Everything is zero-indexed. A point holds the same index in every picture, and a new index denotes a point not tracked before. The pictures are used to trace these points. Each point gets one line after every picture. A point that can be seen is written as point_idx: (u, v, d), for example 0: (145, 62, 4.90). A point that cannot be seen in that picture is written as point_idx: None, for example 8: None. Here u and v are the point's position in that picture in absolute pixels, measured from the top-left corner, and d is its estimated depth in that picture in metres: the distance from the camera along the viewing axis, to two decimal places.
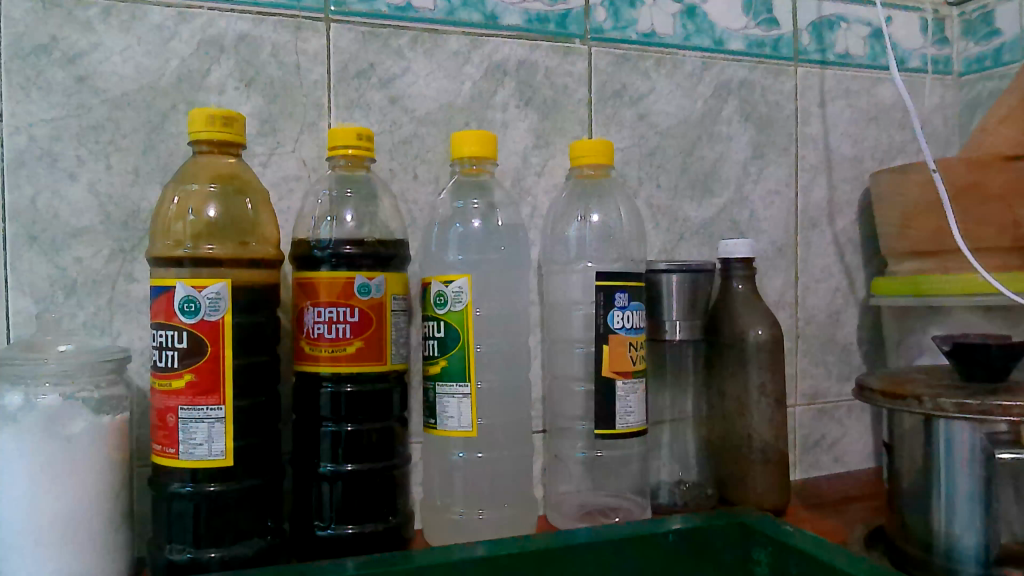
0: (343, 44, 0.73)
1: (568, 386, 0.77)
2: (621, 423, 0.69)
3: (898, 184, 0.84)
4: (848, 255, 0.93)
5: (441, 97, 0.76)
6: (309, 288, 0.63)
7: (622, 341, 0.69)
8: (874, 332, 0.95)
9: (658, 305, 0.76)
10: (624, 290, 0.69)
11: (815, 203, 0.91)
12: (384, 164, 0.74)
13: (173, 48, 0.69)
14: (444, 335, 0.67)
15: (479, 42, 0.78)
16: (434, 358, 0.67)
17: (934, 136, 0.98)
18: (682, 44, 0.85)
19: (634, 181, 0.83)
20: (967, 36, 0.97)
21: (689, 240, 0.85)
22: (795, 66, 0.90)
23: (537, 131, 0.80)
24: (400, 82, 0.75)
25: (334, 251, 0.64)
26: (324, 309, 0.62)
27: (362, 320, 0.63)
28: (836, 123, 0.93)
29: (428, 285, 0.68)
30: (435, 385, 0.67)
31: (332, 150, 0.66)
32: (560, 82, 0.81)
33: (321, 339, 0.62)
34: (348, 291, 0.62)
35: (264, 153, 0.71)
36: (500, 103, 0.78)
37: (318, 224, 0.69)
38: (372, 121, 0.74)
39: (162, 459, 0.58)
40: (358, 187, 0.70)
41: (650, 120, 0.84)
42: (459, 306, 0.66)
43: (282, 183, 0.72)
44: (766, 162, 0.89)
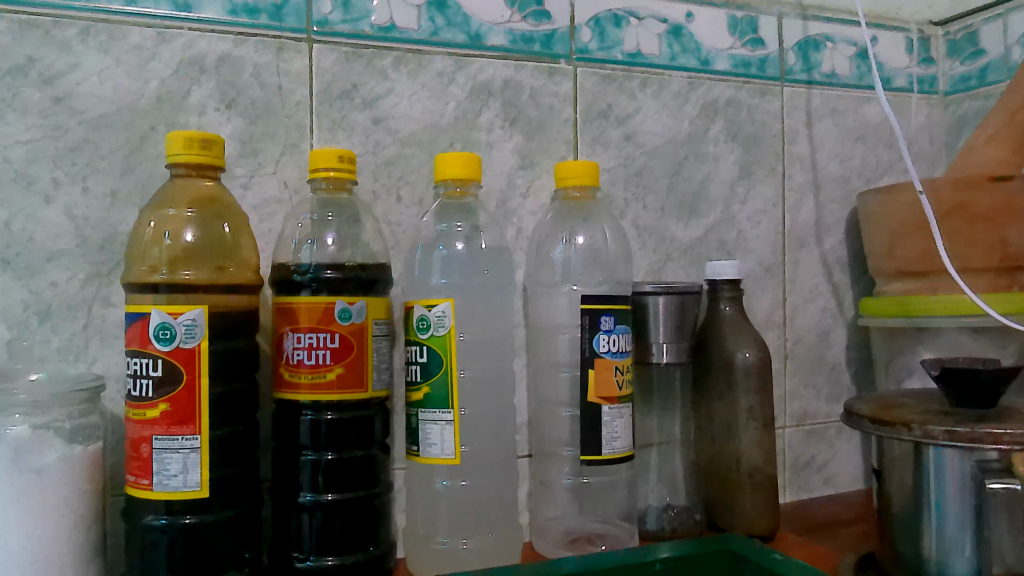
0: (326, 64, 0.73)
1: (554, 412, 0.75)
2: (607, 449, 0.68)
3: (886, 203, 0.83)
4: (836, 275, 0.92)
5: (426, 118, 0.76)
6: (290, 314, 0.63)
7: (608, 365, 0.69)
8: (864, 352, 0.94)
9: (645, 327, 0.75)
10: (610, 313, 0.69)
11: (802, 222, 0.91)
12: (367, 185, 0.73)
13: (153, 68, 0.68)
14: (427, 361, 0.66)
15: (463, 62, 0.77)
16: (417, 384, 0.66)
17: (921, 155, 0.97)
18: (669, 64, 0.85)
19: (620, 201, 0.82)
20: (952, 56, 0.97)
21: (676, 261, 0.84)
22: (781, 86, 0.90)
23: (522, 151, 0.79)
24: (383, 102, 0.74)
25: (314, 275, 0.64)
26: (304, 334, 0.62)
27: (342, 346, 0.62)
28: (823, 142, 0.92)
29: (411, 309, 0.67)
30: (418, 410, 0.66)
31: (314, 172, 0.66)
32: (546, 102, 0.80)
33: (301, 365, 0.62)
34: (328, 317, 0.62)
35: (245, 175, 0.70)
36: (485, 123, 0.78)
37: (298, 246, 0.68)
38: (355, 142, 0.73)
39: (136, 491, 0.57)
40: (340, 211, 0.69)
41: (637, 140, 0.83)
42: (442, 331, 0.65)
43: (263, 205, 0.71)
44: (753, 182, 0.88)
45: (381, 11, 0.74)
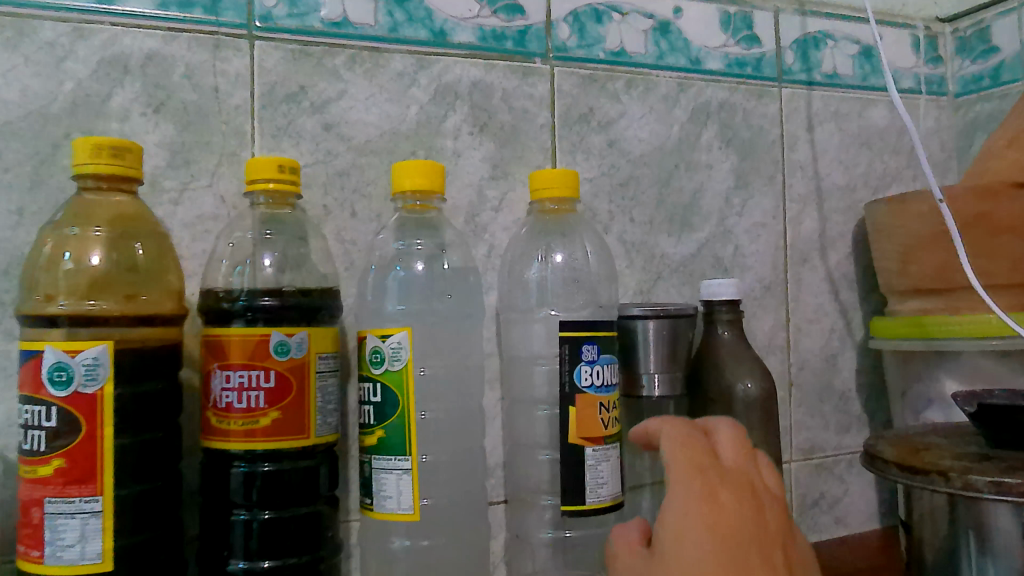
0: (270, 63, 0.64)
1: (531, 455, 0.67)
2: (592, 498, 0.59)
3: (896, 214, 0.75)
4: (843, 293, 0.84)
5: (384, 124, 0.67)
6: (219, 349, 0.54)
7: (591, 401, 0.60)
8: (875, 377, 0.85)
9: (633, 356, 0.66)
10: (593, 341, 0.60)
11: (805, 236, 0.83)
12: (317, 199, 0.65)
13: (67, 69, 0.60)
14: (381, 400, 0.57)
15: (426, 61, 0.69)
16: (371, 427, 0.58)
17: (931, 162, 0.89)
18: (656, 63, 0.77)
19: (604, 215, 0.74)
20: (962, 54, 0.90)
21: (667, 279, 0.76)
22: (779, 87, 0.82)
23: (493, 160, 0.70)
24: (335, 106, 0.66)
25: (248, 302, 0.55)
26: (234, 373, 0.53)
27: (279, 386, 0.53)
28: (826, 149, 0.84)
29: (363, 339, 0.59)
30: (371, 457, 0.57)
31: (251, 184, 0.58)
32: (520, 106, 0.72)
33: (231, 409, 0.53)
34: (262, 351, 0.53)
35: (176, 188, 0.62)
36: (451, 129, 0.69)
37: (230, 268, 0.59)
38: (303, 150, 0.65)
39: (25, 564, 0.48)
40: (280, 229, 0.61)
41: (621, 147, 0.75)
42: (398, 365, 0.56)
43: (196, 223, 0.62)
44: (751, 192, 0.80)
45: (332, 5, 0.66)
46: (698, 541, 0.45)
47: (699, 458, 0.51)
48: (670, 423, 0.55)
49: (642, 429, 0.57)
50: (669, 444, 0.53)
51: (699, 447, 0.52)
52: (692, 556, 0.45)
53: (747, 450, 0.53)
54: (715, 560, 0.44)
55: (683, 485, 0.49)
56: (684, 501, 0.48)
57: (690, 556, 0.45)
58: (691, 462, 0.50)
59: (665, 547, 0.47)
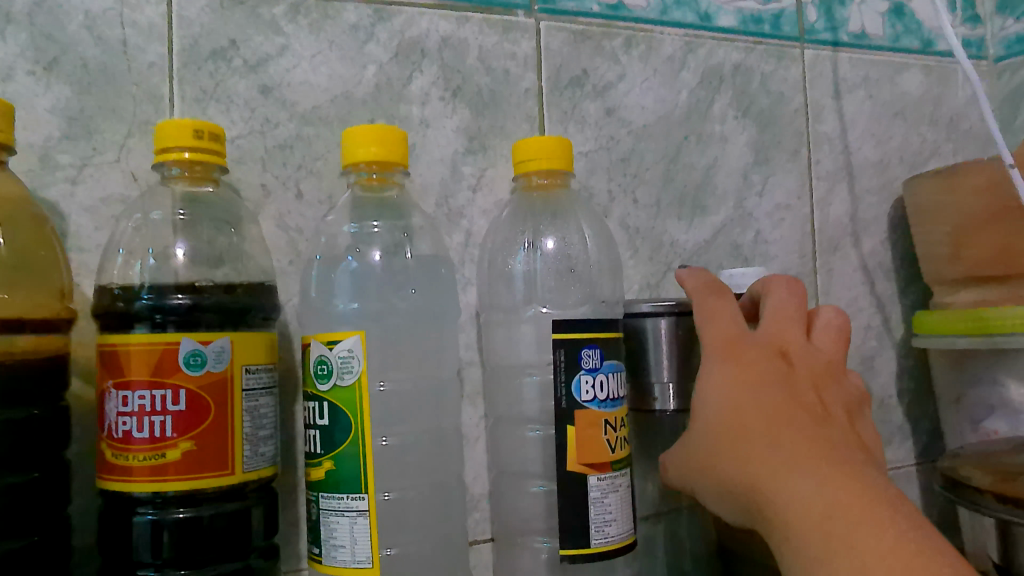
0: (192, 13, 0.53)
1: (519, 485, 0.55)
2: (599, 538, 0.48)
3: (945, 189, 0.64)
4: (879, 284, 0.73)
5: (335, 87, 0.56)
6: (114, 363, 0.42)
7: (594, 418, 0.48)
8: (917, 382, 0.74)
9: (642, 362, 0.54)
10: (594, 345, 0.49)
11: (835, 219, 0.71)
12: (253, 178, 0.53)
13: None
14: (329, 424, 0.45)
15: (386, 13, 0.57)
16: (318, 458, 0.45)
17: (973, 134, 0.78)
18: (659, 19, 0.66)
19: (603, 195, 0.62)
20: (1003, 12, 0.79)
21: (678, 271, 0.64)
22: (801, 48, 0.71)
23: (469, 131, 0.59)
24: (274, 65, 0.54)
25: (156, 301, 0.43)
26: (134, 393, 0.41)
27: (193, 408, 0.41)
28: (856, 119, 0.73)
29: (306, 347, 0.47)
30: (319, 496, 0.45)
31: (159, 154, 0.45)
32: (500, 67, 0.60)
33: (130, 441, 0.41)
34: (169, 365, 0.41)
35: (74, 164, 0.50)
36: (417, 93, 0.58)
37: (128, 259, 0.47)
38: (234, 118, 0.53)
39: None
40: (200, 209, 0.49)
41: (621, 116, 0.64)
42: (349, 379, 0.44)
43: (100, 207, 0.50)
44: (772, 168, 0.69)
45: None
46: (725, 376, 0.46)
47: (726, 309, 0.50)
48: (698, 276, 0.53)
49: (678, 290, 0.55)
50: (699, 321, 0.51)
51: (728, 320, 0.49)
52: (718, 388, 0.46)
53: (796, 310, 0.51)
54: (733, 388, 0.45)
55: (705, 334, 0.50)
56: (715, 347, 0.48)
57: (716, 390, 0.46)
58: (721, 318, 0.50)
59: (698, 392, 0.47)
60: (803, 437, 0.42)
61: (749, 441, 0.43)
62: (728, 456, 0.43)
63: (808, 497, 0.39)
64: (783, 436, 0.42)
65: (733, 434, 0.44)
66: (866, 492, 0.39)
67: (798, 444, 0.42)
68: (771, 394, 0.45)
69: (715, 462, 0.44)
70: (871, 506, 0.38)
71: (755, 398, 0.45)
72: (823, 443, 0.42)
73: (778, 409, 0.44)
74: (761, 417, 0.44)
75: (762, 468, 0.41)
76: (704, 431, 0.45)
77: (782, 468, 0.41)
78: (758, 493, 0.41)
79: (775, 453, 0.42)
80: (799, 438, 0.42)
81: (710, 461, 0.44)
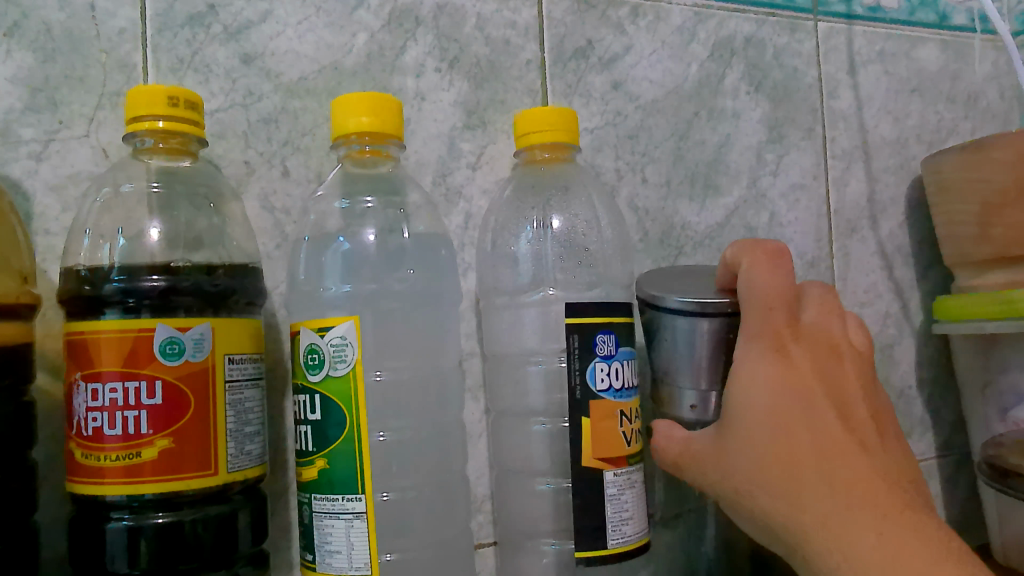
0: None
1: (526, 485, 0.50)
2: (614, 539, 0.44)
3: (970, 165, 0.61)
4: (897, 269, 0.69)
5: (323, 56, 0.52)
6: (82, 353, 0.37)
7: (608, 409, 0.44)
8: (938, 371, 0.70)
9: (676, 365, 0.47)
10: (608, 330, 0.45)
11: (852, 200, 0.68)
12: (235, 154, 0.49)
13: None
14: (322, 419, 0.41)
15: None
16: (310, 456, 0.41)
17: (990, 112, 0.75)
18: None
19: (610, 174, 0.58)
20: None
21: (690, 255, 0.61)
22: (814, 20, 0.67)
23: (467, 105, 0.55)
24: (256, 32, 0.50)
25: (127, 285, 0.39)
26: (104, 386, 0.37)
27: (170, 402, 0.37)
28: (871, 95, 0.70)
29: (295, 335, 0.43)
30: (311, 498, 0.41)
31: (132, 124, 0.41)
32: (500, 36, 0.56)
33: (100, 439, 0.37)
34: (144, 354, 0.37)
35: (38, 139, 0.45)
36: (411, 64, 0.54)
37: (96, 241, 0.43)
38: (213, 89, 0.49)
39: None
40: (175, 184, 0.45)
41: (628, 90, 0.60)
42: (342, 368, 0.40)
43: (67, 186, 0.46)
44: (786, 146, 0.65)
45: None
46: (772, 387, 0.41)
47: (778, 296, 0.43)
48: (752, 251, 0.45)
49: (724, 267, 0.47)
50: (744, 305, 0.44)
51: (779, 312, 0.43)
52: (761, 402, 0.41)
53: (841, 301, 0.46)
54: (783, 401, 0.41)
55: (750, 327, 0.43)
56: (760, 349, 0.43)
57: (759, 404, 0.41)
58: (773, 308, 0.43)
59: (736, 401, 0.42)
60: (858, 476, 0.39)
61: (799, 472, 0.40)
62: (772, 487, 0.40)
63: (867, 550, 0.37)
64: (837, 471, 0.39)
65: (780, 464, 0.40)
66: (927, 549, 0.37)
67: (854, 487, 0.39)
68: (822, 417, 0.41)
69: (754, 489, 0.41)
70: (938, 563, 0.36)
71: (807, 425, 0.41)
72: (880, 480, 0.39)
73: (829, 437, 0.41)
74: (812, 445, 0.40)
75: (812, 509, 0.39)
76: (742, 449, 0.41)
77: (835, 514, 0.38)
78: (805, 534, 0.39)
79: (828, 495, 0.39)
80: (853, 475, 0.39)
81: (747, 481, 0.41)
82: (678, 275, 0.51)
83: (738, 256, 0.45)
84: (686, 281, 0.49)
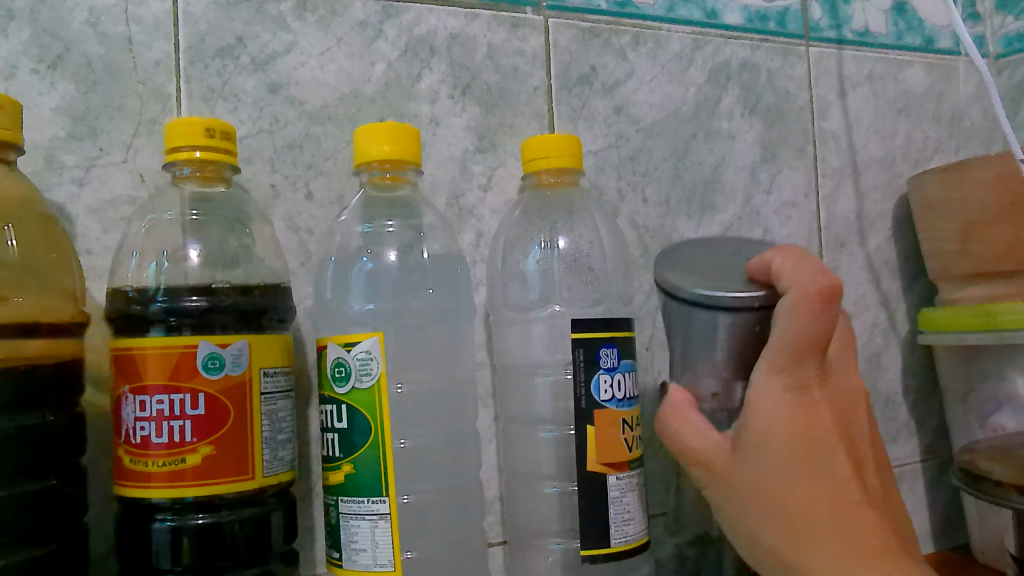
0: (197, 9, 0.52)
1: (532, 487, 0.54)
2: (618, 538, 0.47)
3: (952, 185, 0.64)
4: (884, 281, 0.73)
5: (344, 84, 0.55)
6: (129, 367, 0.41)
7: (612, 418, 0.48)
8: (923, 378, 0.74)
9: (700, 352, 0.48)
10: (611, 343, 0.48)
11: (841, 217, 0.71)
12: (262, 177, 0.52)
13: None
14: (348, 427, 0.44)
15: (394, 9, 0.57)
16: (337, 461, 0.45)
17: (974, 131, 0.78)
18: (666, 16, 0.65)
19: (612, 193, 0.62)
20: (1003, 10, 0.79)
21: None
22: (806, 45, 0.71)
23: (478, 129, 0.58)
24: (282, 63, 0.53)
25: (169, 304, 0.42)
26: (151, 397, 0.40)
27: (212, 413, 0.40)
28: (860, 116, 0.73)
29: (322, 349, 0.46)
30: (338, 500, 0.44)
31: (171, 153, 0.44)
32: (509, 63, 0.60)
33: (148, 446, 0.40)
34: (188, 369, 0.40)
35: (79, 164, 0.49)
36: (426, 91, 0.57)
37: (142, 262, 0.46)
38: (242, 117, 0.52)
39: None
40: (211, 210, 0.48)
41: (629, 113, 0.63)
42: (367, 380, 0.44)
43: (107, 209, 0.49)
44: (779, 165, 0.69)
45: None
46: (792, 432, 0.43)
47: (811, 340, 0.43)
48: (796, 274, 0.44)
49: (761, 265, 0.47)
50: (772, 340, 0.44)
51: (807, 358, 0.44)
52: (783, 448, 0.43)
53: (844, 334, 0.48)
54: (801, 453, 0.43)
55: (776, 362, 0.44)
56: (785, 390, 0.44)
57: (780, 450, 0.43)
58: (804, 352, 0.43)
59: (754, 440, 0.44)
60: (865, 526, 0.43)
61: (811, 520, 0.43)
62: (784, 523, 0.44)
63: None
64: (845, 521, 0.43)
65: (793, 505, 0.43)
66: None
67: (862, 536, 0.43)
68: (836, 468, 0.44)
69: (766, 520, 0.44)
70: None
71: (821, 471, 0.44)
72: (879, 529, 0.44)
73: (841, 487, 0.44)
74: (825, 496, 0.43)
75: (820, 549, 0.43)
76: (757, 483, 0.44)
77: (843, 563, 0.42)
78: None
79: (836, 543, 0.43)
80: (859, 525, 0.43)
81: (758, 517, 0.44)
82: (701, 261, 0.52)
83: (783, 264, 0.45)
84: (711, 268, 0.51)
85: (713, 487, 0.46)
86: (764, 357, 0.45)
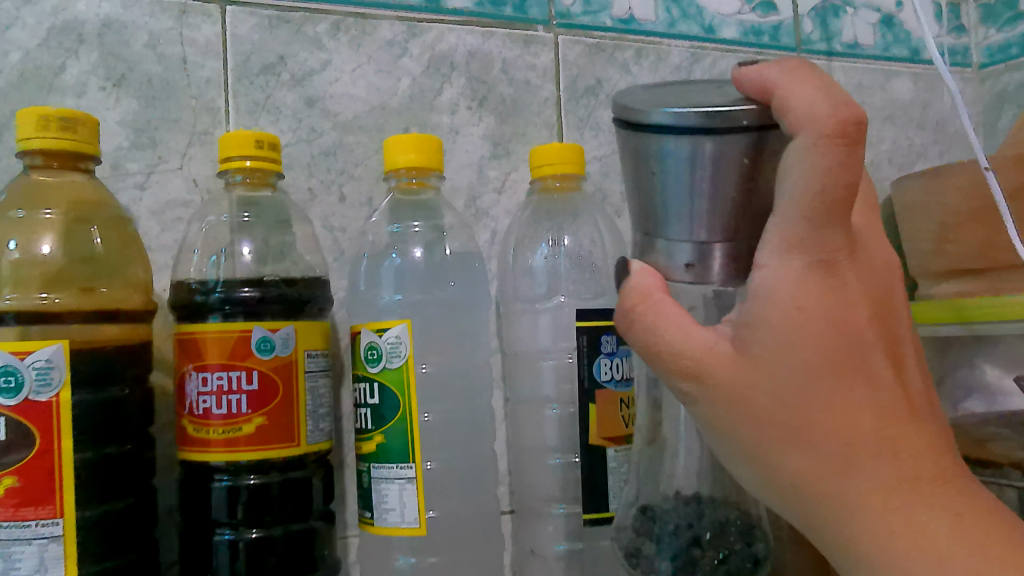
0: (244, 31, 0.58)
1: (540, 460, 0.60)
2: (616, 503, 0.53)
3: (931, 189, 0.70)
4: None
5: (373, 98, 0.61)
6: (192, 348, 0.47)
7: (610, 398, 0.54)
8: None
9: (672, 189, 0.39)
10: (612, 332, 0.54)
11: None
12: (300, 181, 0.58)
13: (13, 38, 0.53)
14: (379, 403, 0.50)
15: (418, 29, 0.63)
16: (369, 433, 0.51)
17: (957, 137, 0.84)
18: (666, 32, 0.71)
19: (616, 196, 0.68)
20: (987, 22, 0.84)
21: None
22: (798, 57, 0.76)
23: (494, 137, 0.64)
24: (318, 79, 0.60)
25: (225, 295, 0.48)
26: (212, 374, 0.46)
27: (264, 387, 0.47)
28: None
29: (356, 335, 0.52)
30: (370, 467, 0.51)
31: (225, 162, 0.51)
32: (521, 77, 0.65)
33: (209, 416, 0.46)
34: (244, 349, 0.46)
35: (141, 171, 0.55)
36: (447, 103, 0.63)
37: (203, 257, 0.53)
38: (283, 128, 0.58)
39: None
40: (260, 211, 0.55)
41: None
42: (397, 362, 0.50)
43: (165, 211, 0.55)
44: None
45: None
46: (817, 328, 0.34)
47: (839, 191, 0.32)
48: (806, 102, 0.33)
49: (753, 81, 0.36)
50: (791, 190, 0.33)
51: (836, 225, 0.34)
52: (804, 349, 0.34)
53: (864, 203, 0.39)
54: (830, 357, 0.34)
55: (791, 233, 0.34)
56: (805, 269, 0.34)
57: (801, 351, 0.34)
58: (826, 214, 0.33)
59: (768, 338, 0.34)
60: (915, 443, 0.35)
61: (844, 441, 0.34)
62: (811, 449, 0.34)
63: (941, 531, 0.34)
64: (889, 438, 0.34)
65: (822, 424, 0.34)
66: (973, 505, 0.35)
67: (910, 454, 0.34)
68: (878, 374, 0.35)
69: (787, 445, 0.35)
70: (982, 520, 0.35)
71: (856, 379, 0.34)
72: (930, 446, 0.35)
73: (885, 400, 0.35)
74: (863, 408, 0.34)
75: (862, 479, 0.34)
76: (776, 397, 0.34)
77: (891, 490, 0.34)
78: (849, 505, 0.34)
79: (883, 465, 0.34)
80: (910, 443, 0.35)
81: (780, 443, 0.35)
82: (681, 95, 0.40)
83: (779, 77, 0.35)
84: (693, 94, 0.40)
85: (711, 405, 0.36)
86: (772, 228, 0.35)
